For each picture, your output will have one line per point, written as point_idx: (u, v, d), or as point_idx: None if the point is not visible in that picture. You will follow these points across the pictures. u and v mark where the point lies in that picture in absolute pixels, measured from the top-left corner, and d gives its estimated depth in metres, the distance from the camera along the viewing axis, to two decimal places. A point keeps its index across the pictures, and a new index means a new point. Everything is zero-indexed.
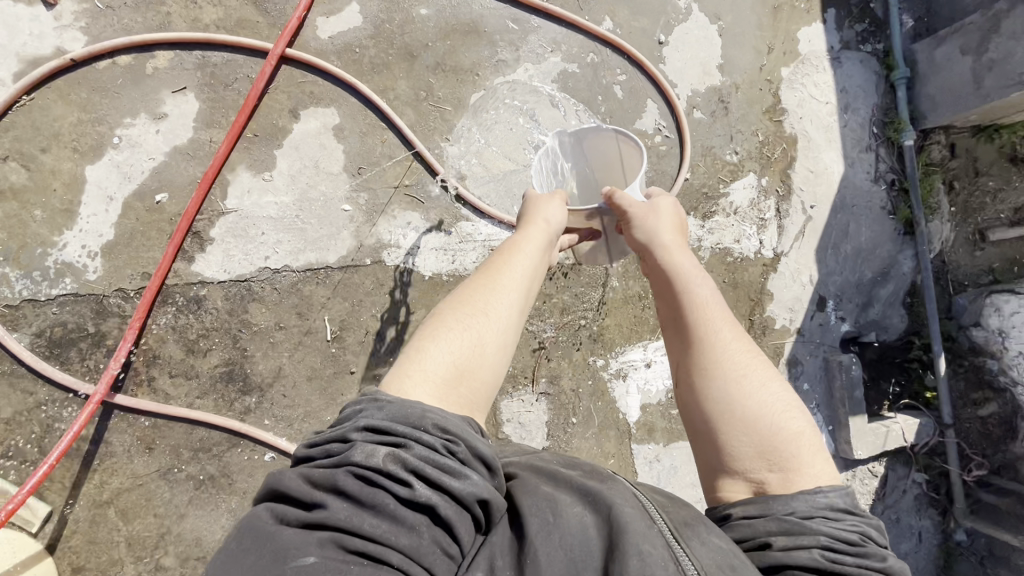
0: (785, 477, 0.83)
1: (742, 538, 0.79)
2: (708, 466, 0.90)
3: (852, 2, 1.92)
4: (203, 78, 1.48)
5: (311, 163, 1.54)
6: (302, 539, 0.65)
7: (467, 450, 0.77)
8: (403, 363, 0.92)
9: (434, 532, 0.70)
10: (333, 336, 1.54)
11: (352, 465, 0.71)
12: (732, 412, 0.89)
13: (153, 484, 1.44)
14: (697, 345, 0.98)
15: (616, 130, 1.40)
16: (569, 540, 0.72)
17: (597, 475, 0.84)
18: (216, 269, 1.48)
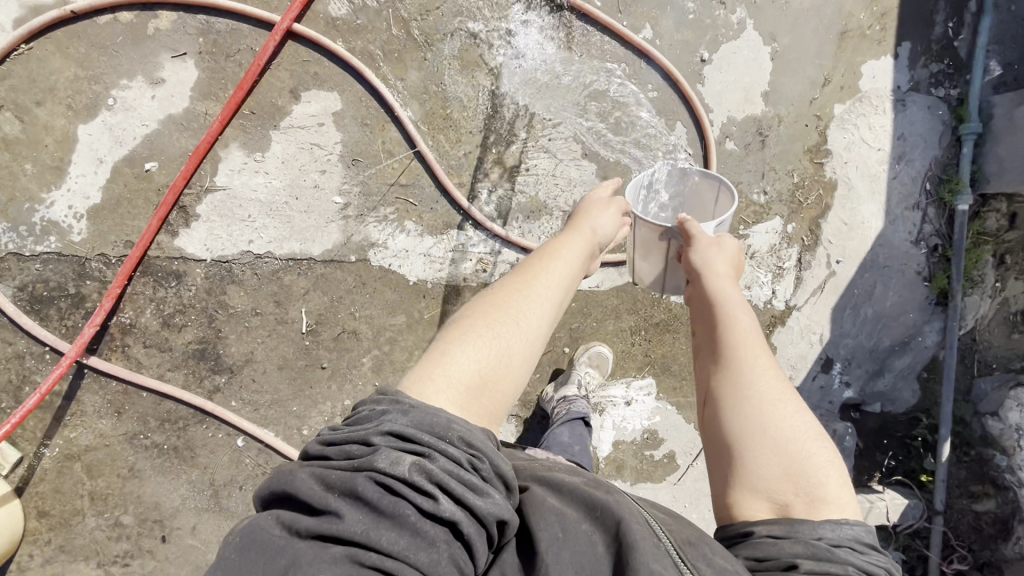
0: (811, 506, 0.79)
1: (762, 555, 0.76)
2: (723, 484, 0.86)
3: (933, 38, 1.70)
4: (204, 45, 1.42)
5: (306, 150, 1.47)
6: (316, 554, 0.65)
7: (489, 467, 0.77)
8: (426, 366, 0.89)
9: (452, 548, 0.69)
10: (308, 329, 1.52)
11: (374, 471, 0.71)
12: (762, 432, 0.85)
13: (119, 446, 1.48)
14: (734, 362, 0.93)
15: (721, 186, 1.29)
16: (579, 558, 0.73)
17: (601, 486, 0.83)
18: (198, 246, 1.46)
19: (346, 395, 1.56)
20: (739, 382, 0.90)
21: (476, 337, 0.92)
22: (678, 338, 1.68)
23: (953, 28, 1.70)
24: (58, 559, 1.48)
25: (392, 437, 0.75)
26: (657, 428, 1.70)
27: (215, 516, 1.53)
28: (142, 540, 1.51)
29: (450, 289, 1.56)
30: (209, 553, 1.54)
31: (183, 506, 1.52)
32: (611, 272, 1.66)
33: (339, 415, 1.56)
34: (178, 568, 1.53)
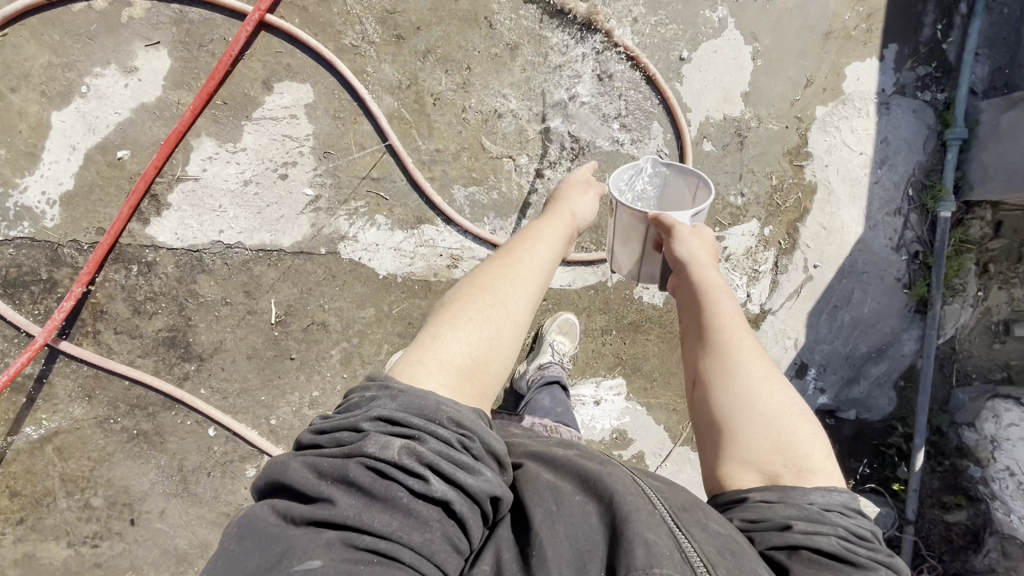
0: (799, 475, 0.80)
1: (755, 516, 0.77)
2: (712, 462, 0.86)
3: (920, 40, 1.66)
4: (178, 35, 1.42)
5: (278, 141, 1.48)
6: (309, 541, 0.64)
7: (480, 445, 0.76)
8: (418, 350, 0.86)
9: (445, 526, 0.69)
10: (277, 320, 1.53)
11: (364, 456, 0.70)
12: (750, 408, 0.85)
13: (90, 429, 1.51)
14: (719, 341, 0.92)
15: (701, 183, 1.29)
16: (576, 528, 0.72)
17: (597, 463, 0.82)
18: (169, 235, 1.47)
19: (314, 386, 1.57)
20: (726, 361, 0.89)
21: (468, 321, 0.89)
22: (650, 339, 1.67)
23: (941, 30, 1.66)
24: (29, 538, 1.51)
25: (382, 421, 0.74)
26: (626, 428, 1.69)
27: (183, 501, 1.56)
28: (111, 523, 1.54)
29: (419, 283, 1.56)
30: (177, 538, 1.57)
31: (152, 491, 1.55)
32: (583, 270, 1.65)
33: (306, 405, 1.57)
34: (146, 551, 1.56)
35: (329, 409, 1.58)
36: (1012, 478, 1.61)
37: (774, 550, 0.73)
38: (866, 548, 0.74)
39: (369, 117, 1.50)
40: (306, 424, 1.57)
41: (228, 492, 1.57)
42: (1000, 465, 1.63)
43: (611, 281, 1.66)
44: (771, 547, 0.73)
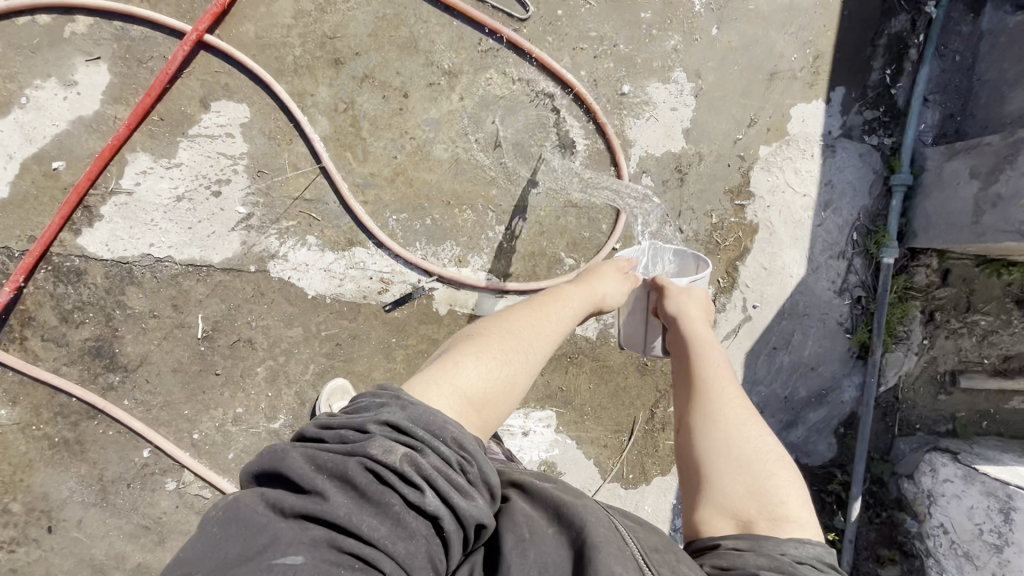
0: (775, 523, 0.77)
1: (725, 564, 0.73)
2: (691, 506, 0.85)
3: (869, 84, 1.65)
4: (119, 51, 1.46)
5: (212, 158, 1.51)
6: (296, 535, 0.63)
7: (477, 472, 0.74)
8: (435, 372, 0.87)
9: (430, 542, 0.68)
10: (204, 335, 1.54)
11: (365, 457, 0.68)
12: (728, 451, 0.85)
13: (11, 435, 1.52)
14: (705, 391, 0.95)
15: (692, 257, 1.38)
16: (543, 559, 0.72)
17: (580, 496, 0.81)
18: (100, 246, 1.49)
19: (237, 403, 1.57)
20: (706, 407, 0.92)
21: (490, 358, 0.92)
22: (581, 373, 1.66)
23: (890, 75, 1.65)
24: None
25: (387, 429, 0.72)
26: (554, 461, 1.67)
27: (101, 511, 1.56)
28: (29, 528, 1.55)
29: (348, 305, 1.57)
30: (93, 548, 1.57)
31: (70, 499, 1.55)
32: None
33: (229, 421, 1.57)
34: (61, 560, 1.56)
35: (252, 426, 1.58)
36: (946, 536, 1.54)
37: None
38: None
39: (303, 139, 1.52)
40: (228, 441, 1.57)
41: (148, 504, 1.58)
42: (935, 521, 1.57)
43: None
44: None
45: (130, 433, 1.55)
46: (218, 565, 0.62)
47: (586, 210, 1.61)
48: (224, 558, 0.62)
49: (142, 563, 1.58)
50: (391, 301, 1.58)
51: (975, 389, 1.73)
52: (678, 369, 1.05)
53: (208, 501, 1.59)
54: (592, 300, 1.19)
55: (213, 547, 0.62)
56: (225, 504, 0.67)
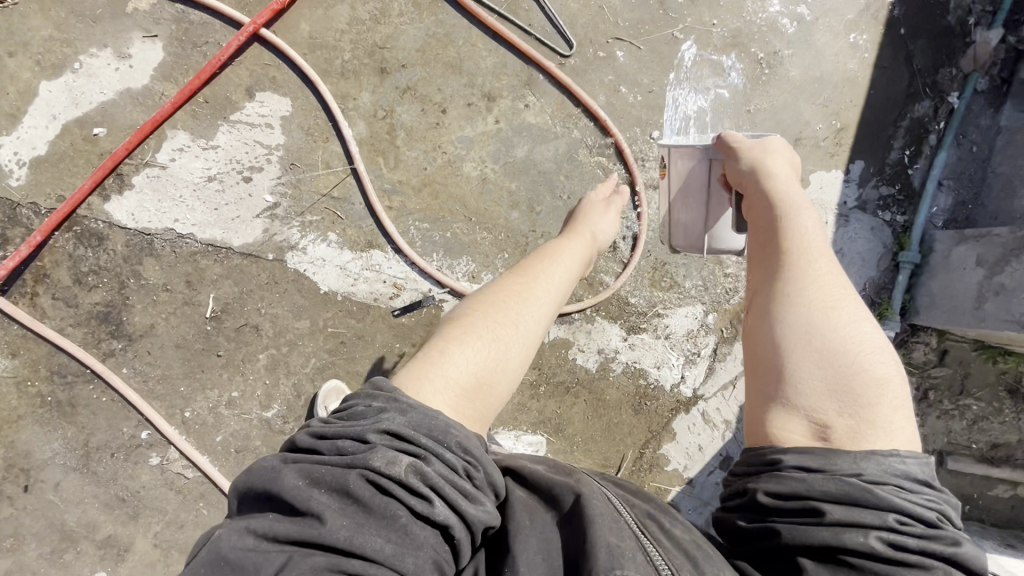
0: (854, 426, 0.81)
1: (788, 495, 0.76)
2: (764, 398, 0.90)
3: (887, 161, 1.71)
4: (176, 32, 1.51)
5: (249, 145, 1.55)
6: (297, 563, 0.68)
7: (482, 476, 0.82)
8: (426, 365, 0.97)
9: (437, 550, 0.75)
10: (213, 315, 1.56)
11: (368, 469, 0.75)
12: (809, 342, 0.89)
13: (5, 387, 1.52)
14: (788, 283, 0.97)
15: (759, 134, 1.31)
16: (547, 541, 0.81)
17: (573, 473, 0.91)
18: (125, 214, 1.52)
19: (234, 387, 1.58)
20: (789, 299, 0.95)
21: (475, 343, 1.00)
22: (577, 402, 1.67)
23: (909, 155, 1.71)
24: None
25: (388, 436, 0.79)
26: None
27: (81, 477, 1.56)
28: (6, 484, 1.54)
29: (358, 305, 1.59)
30: (66, 513, 1.56)
31: (52, 460, 1.55)
32: None
33: (223, 404, 1.58)
34: (32, 521, 1.55)
35: (245, 411, 1.58)
36: None
37: (797, 540, 0.73)
38: (915, 534, 0.71)
39: (339, 139, 1.56)
40: (219, 423, 1.58)
41: (128, 476, 1.57)
42: None
43: (548, 337, 1.66)
44: (797, 538, 0.73)
45: (123, 402, 1.55)
46: None
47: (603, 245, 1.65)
48: None
49: (112, 536, 1.57)
50: (400, 307, 1.60)
51: (961, 472, 1.75)
52: (758, 253, 1.07)
53: (189, 481, 1.59)
54: (591, 247, 1.35)
55: None
56: (217, 539, 0.72)
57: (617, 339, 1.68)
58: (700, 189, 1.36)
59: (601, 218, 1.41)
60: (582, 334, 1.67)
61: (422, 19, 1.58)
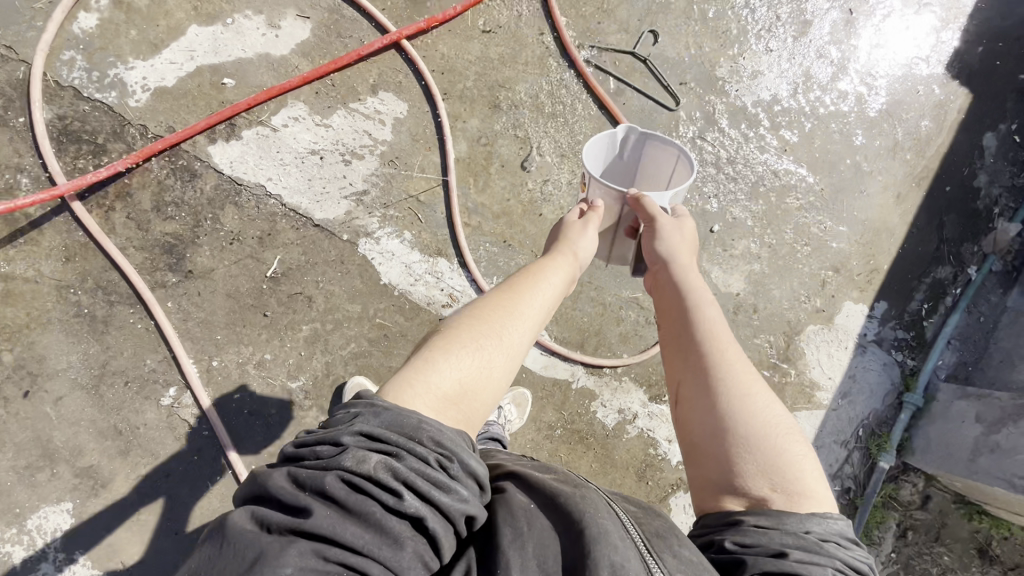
0: (792, 504, 0.79)
1: (748, 542, 0.74)
2: (703, 481, 0.86)
3: (907, 309, 1.89)
4: (327, 21, 1.66)
5: (358, 133, 1.65)
6: (281, 549, 0.60)
7: (459, 468, 0.74)
8: (408, 372, 0.84)
9: (415, 543, 0.67)
10: (272, 275, 1.60)
11: (342, 469, 0.67)
12: (737, 429, 0.85)
13: (47, 288, 1.51)
14: (709, 362, 0.93)
15: (680, 151, 1.27)
16: (544, 544, 0.72)
17: (575, 484, 0.81)
18: (224, 160, 1.59)
19: (269, 350, 1.59)
20: (710, 387, 0.90)
21: (459, 348, 0.87)
22: (587, 454, 1.70)
23: (926, 309, 1.90)
24: None
25: (359, 437, 0.71)
26: None
27: (85, 397, 1.52)
28: (6, 386, 1.49)
29: (411, 304, 1.65)
30: (56, 431, 1.50)
31: (64, 373, 1.51)
32: (558, 361, 1.72)
33: (252, 363, 1.58)
34: (17, 429, 1.49)
35: (271, 375, 1.58)
36: None
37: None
38: None
39: (441, 152, 1.69)
40: (242, 381, 1.57)
41: (133, 410, 1.53)
42: None
43: (575, 384, 1.72)
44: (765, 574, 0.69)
45: (157, 334, 1.55)
46: None
47: (646, 313, 1.78)
48: None
49: (94, 467, 1.51)
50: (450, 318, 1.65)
51: None
52: (669, 328, 1.03)
53: (192, 430, 1.55)
54: (574, 270, 1.16)
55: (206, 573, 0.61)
56: (207, 530, 0.65)
57: (639, 404, 1.74)
58: (609, 232, 1.37)
59: (582, 236, 1.21)
60: (608, 390, 1.74)
61: (541, 74, 1.76)
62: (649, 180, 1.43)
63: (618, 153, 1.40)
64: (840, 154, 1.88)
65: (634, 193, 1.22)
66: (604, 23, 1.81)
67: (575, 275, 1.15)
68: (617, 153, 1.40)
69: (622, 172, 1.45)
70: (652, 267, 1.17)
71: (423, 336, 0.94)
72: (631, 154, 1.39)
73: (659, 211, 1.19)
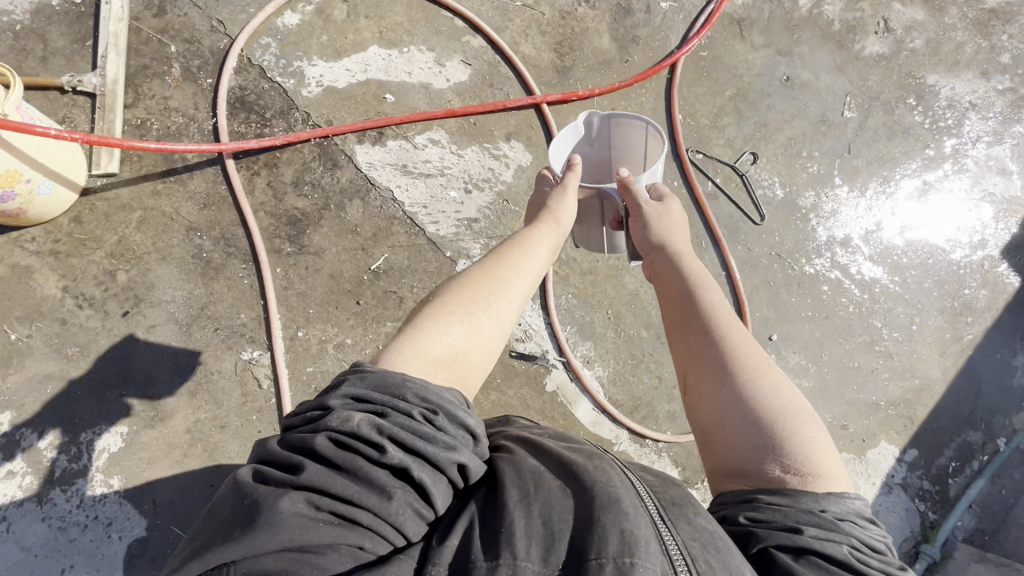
0: (808, 484, 0.89)
1: (762, 517, 0.85)
2: (721, 467, 0.98)
3: (937, 462, 1.96)
4: (484, 71, 1.90)
5: (485, 169, 1.84)
6: (274, 498, 0.72)
7: (445, 419, 0.84)
8: (404, 338, 0.99)
9: (403, 491, 0.77)
10: (375, 270, 1.73)
11: (329, 430, 0.79)
12: (741, 418, 0.97)
13: (178, 226, 1.65)
14: (712, 353, 1.06)
15: (646, 122, 1.43)
16: (554, 503, 0.78)
17: (592, 456, 0.88)
18: (365, 160, 1.77)
19: (352, 335, 1.68)
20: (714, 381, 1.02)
21: (449, 317, 1.02)
22: None
23: (954, 467, 1.96)
24: (45, 259, 1.58)
25: (347, 399, 0.83)
26: None
27: (176, 331, 1.61)
28: (110, 302, 1.60)
29: None
30: (138, 355, 1.59)
31: (165, 304, 1.62)
32: (606, 421, 1.78)
33: (332, 343, 1.67)
34: (107, 344, 1.58)
35: (346, 359, 1.67)
36: None
37: (779, 550, 0.80)
38: (876, 557, 0.82)
39: None
40: (319, 356, 1.65)
41: (212, 355, 1.62)
42: None
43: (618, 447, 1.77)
44: (774, 546, 0.81)
45: (257, 293, 1.66)
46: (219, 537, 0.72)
47: None
48: (228, 526, 0.72)
49: (160, 398, 1.58)
50: (520, 352, 1.77)
51: None
52: (675, 318, 1.16)
53: (259, 390, 1.62)
54: (558, 236, 1.30)
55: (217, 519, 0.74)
56: (216, 500, 0.77)
57: None
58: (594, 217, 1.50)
59: (561, 202, 1.34)
60: (646, 461, 1.79)
61: None
62: (622, 162, 1.58)
63: (586, 141, 1.55)
64: (895, 302, 2.04)
65: (624, 176, 1.33)
66: (714, 134, 2.03)
67: (558, 241, 1.30)
68: (589, 140, 1.55)
69: (596, 160, 1.59)
70: (650, 256, 1.30)
71: (418, 307, 1.10)
72: (601, 138, 1.55)
73: (642, 198, 1.30)
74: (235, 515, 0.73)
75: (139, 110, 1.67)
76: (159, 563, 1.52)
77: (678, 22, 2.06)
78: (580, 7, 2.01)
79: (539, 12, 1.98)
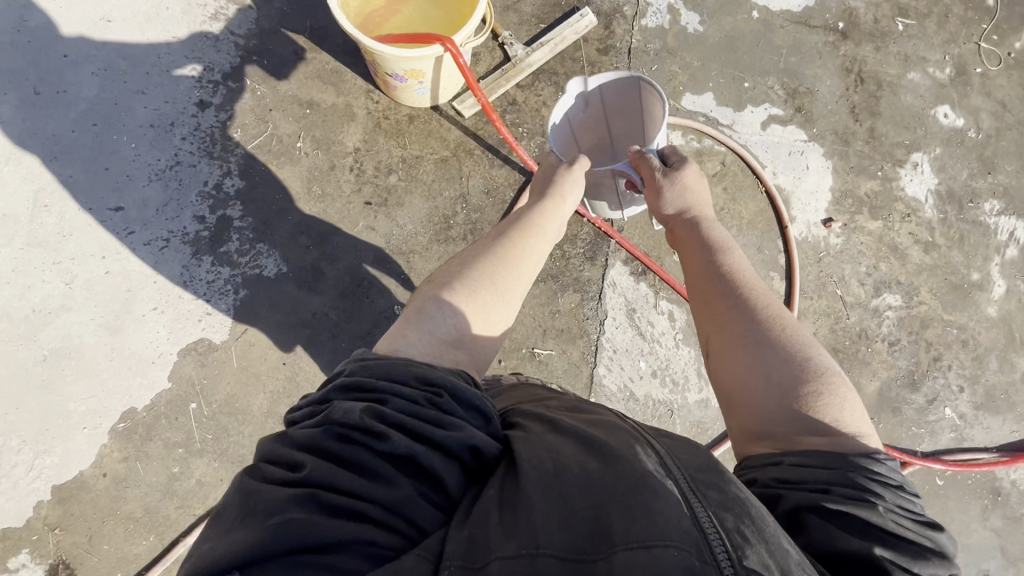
0: (835, 442, 0.83)
1: (791, 478, 0.77)
2: (743, 434, 0.91)
3: None
4: None
5: (683, 375, 1.79)
6: (273, 500, 0.63)
7: (451, 404, 0.77)
8: (399, 328, 0.94)
9: (417, 489, 0.68)
10: (534, 354, 1.75)
11: (332, 422, 0.71)
12: (767, 381, 0.90)
13: (458, 186, 1.78)
14: (739, 322, 0.98)
15: (638, 79, 1.30)
16: (576, 480, 0.66)
17: (609, 428, 0.77)
18: (613, 277, 1.79)
19: None
20: (740, 350, 0.95)
21: (455, 303, 0.98)
22: None
23: None
24: (367, 119, 1.77)
25: (350, 385, 0.76)
26: None
27: (379, 246, 1.74)
28: (368, 186, 1.75)
29: None
30: (344, 234, 1.73)
31: (394, 222, 1.75)
32: None
33: None
34: (336, 207, 1.74)
35: None
36: None
37: (812, 513, 0.73)
38: (909, 518, 0.75)
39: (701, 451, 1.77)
40: None
41: (380, 285, 1.72)
42: None
43: None
44: (804, 507, 0.73)
45: None
46: (214, 535, 0.63)
47: None
48: (224, 527, 0.63)
49: (322, 274, 1.71)
50: None
51: None
52: (692, 279, 1.11)
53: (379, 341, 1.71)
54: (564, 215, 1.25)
55: (218, 517, 0.65)
56: (220, 505, 0.67)
57: None
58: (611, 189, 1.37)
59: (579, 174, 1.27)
60: None
61: None
62: (620, 115, 1.45)
63: (581, 110, 1.42)
64: None
65: (636, 152, 1.24)
66: None
67: (563, 223, 1.25)
68: (584, 107, 1.42)
69: (593, 121, 1.48)
70: (670, 224, 1.23)
71: (419, 291, 1.04)
72: (595, 98, 1.40)
73: (657, 164, 1.20)
74: (241, 516, 0.63)
75: (519, 95, 1.84)
76: (203, 371, 1.64)
77: (945, 437, 1.86)
78: (883, 344, 1.87)
79: (847, 314, 1.88)
